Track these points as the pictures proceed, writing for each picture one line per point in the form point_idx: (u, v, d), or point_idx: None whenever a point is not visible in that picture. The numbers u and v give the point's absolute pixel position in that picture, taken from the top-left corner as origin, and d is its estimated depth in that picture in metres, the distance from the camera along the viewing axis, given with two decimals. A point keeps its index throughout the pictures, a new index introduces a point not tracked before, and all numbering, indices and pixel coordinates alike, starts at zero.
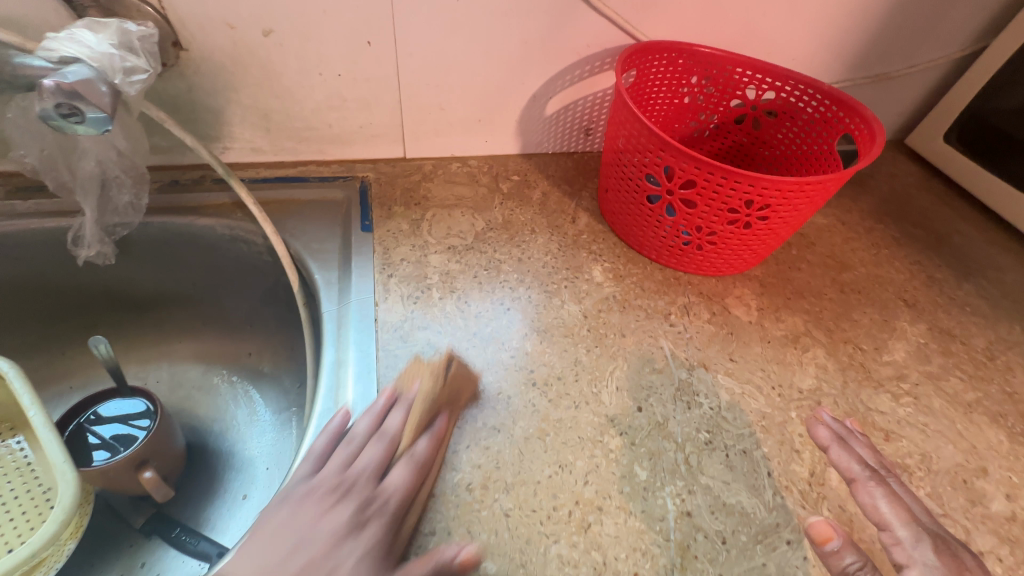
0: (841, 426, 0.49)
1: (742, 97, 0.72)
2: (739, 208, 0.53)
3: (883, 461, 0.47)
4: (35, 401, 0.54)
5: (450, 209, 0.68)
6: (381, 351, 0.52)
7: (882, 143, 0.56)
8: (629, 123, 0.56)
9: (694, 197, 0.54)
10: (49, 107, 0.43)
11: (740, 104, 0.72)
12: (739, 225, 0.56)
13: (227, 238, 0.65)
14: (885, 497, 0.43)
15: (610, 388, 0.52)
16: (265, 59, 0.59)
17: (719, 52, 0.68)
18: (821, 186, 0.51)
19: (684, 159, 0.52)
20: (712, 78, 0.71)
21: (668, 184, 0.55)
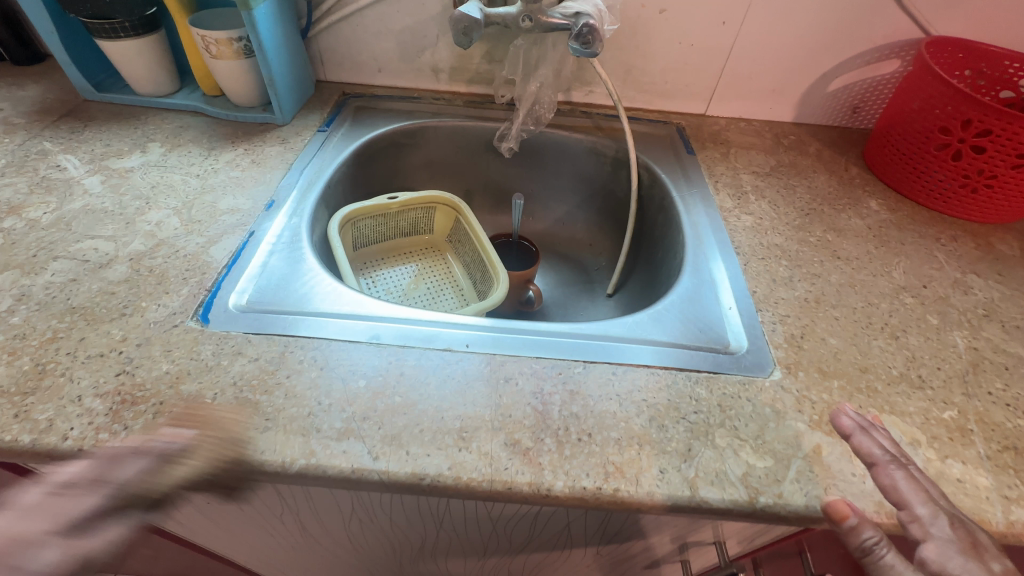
0: (862, 416, 0.49)
1: (1013, 88, 0.85)
2: None
3: (901, 450, 0.48)
4: (478, 223, 0.86)
5: (747, 150, 0.91)
6: (724, 223, 0.75)
7: None
8: (932, 87, 0.75)
9: (985, 143, 0.71)
10: (574, 42, 0.75)
11: (1011, 95, 0.86)
12: (1022, 169, 0.71)
13: (586, 150, 0.94)
14: (905, 478, 0.44)
15: (899, 271, 0.70)
16: (650, 29, 0.87)
17: (1000, 50, 0.83)
18: None
19: (985, 112, 0.69)
20: (988, 71, 0.86)
21: (962, 133, 0.72)
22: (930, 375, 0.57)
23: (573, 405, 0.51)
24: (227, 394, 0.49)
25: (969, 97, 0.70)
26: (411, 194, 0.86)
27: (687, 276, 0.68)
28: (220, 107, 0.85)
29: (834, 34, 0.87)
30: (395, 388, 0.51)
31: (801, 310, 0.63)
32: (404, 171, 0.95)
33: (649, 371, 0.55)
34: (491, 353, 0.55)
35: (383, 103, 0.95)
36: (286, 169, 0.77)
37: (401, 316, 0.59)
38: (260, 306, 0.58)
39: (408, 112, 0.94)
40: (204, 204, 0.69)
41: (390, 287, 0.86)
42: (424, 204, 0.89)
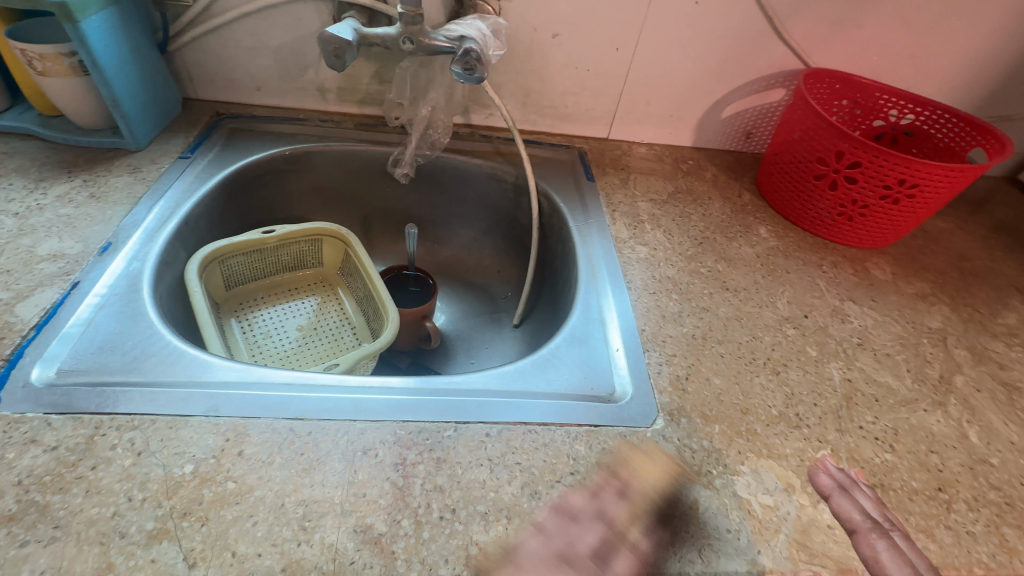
0: (845, 475, 0.52)
1: (884, 118, 0.90)
2: (894, 185, 0.72)
3: (888, 514, 0.49)
4: (370, 260, 0.80)
5: (647, 176, 0.91)
6: (618, 255, 0.74)
7: (1009, 153, 0.74)
8: (809, 119, 0.77)
9: (857, 175, 0.74)
10: (458, 67, 0.70)
11: (882, 124, 0.91)
12: (889, 200, 0.74)
13: (486, 175, 0.90)
14: (886, 548, 0.46)
15: (783, 301, 0.71)
16: (546, 53, 0.85)
17: (868, 82, 0.88)
18: (962, 174, 0.69)
19: (855, 146, 0.72)
20: (860, 102, 0.90)
21: (837, 165, 0.75)
22: (807, 412, 0.57)
23: (436, 476, 0.46)
24: (6, 498, 0.40)
25: (840, 130, 0.72)
26: (292, 227, 0.79)
27: (577, 314, 0.65)
28: (58, 130, 0.73)
29: (724, 62, 0.88)
30: (228, 473, 0.44)
31: (688, 348, 0.62)
32: (288, 198, 0.87)
33: (526, 429, 0.51)
34: (351, 420, 0.49)
35: (263, 125, 0.87)
36: (132, 204, 0.67)
37: (250, 379, 0.52)
38: (71, 377, 0.49)
39: (291, 135, 0.86)
40: (19, 249, 0.59)
41: (271, 329, 0.78)
42: (310, 236, 0.81)
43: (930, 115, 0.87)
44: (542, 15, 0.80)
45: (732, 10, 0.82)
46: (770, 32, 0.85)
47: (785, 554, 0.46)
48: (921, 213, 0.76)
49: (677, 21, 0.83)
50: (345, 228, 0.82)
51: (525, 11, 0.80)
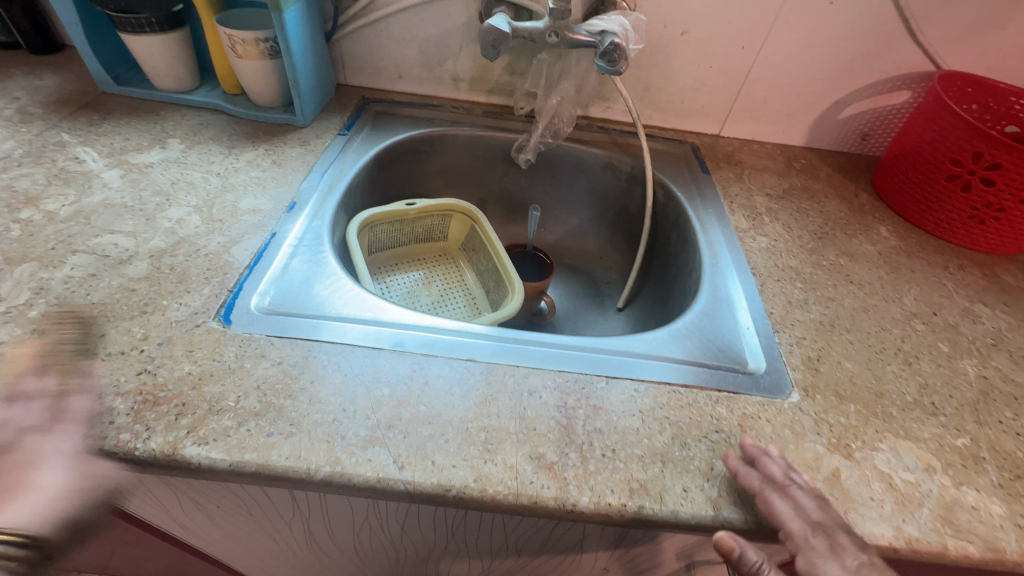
0: (753, 444, 0.49)
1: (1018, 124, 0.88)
2: None
3: (795, 474, 0.47)
4: (496, 235, 0.86)
5: (760, 172, 0.92)
6: (739, 243, 0.76)
7: None
8: (944, 121, 0.77)
9: (995, 177, 0.73)
10: (601, 59, 0.76)
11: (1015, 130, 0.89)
12: None
13: (602, 164, 0.95)
14: (781, 502, 0.44)
15: (909, 298, 0.71)
16: (672, 50, 0.89)
17: (1006, 86, 0.86)
18: None
19: (996, 147, 0.71)
20: (993, 105, 0.89)
21: (972, 167, 0.74)
22: (943, 402, 0.58)
23: (595, 420, 0.51)
24: (250, 398, 0.48)
25: (980, 130, 0.72)
26: (429, 202, 0.87)
27: (704, 294, 0.68)
28: (241, 106, 0.84)
29: (850, 62, 0.89)
30: (419, 397, 0.50)
31: (817, 333, 0.64)
32: (420, 177, 0.95)
33: (670, 389, 0.55)
34: (514, 366, 0.55)
35: (403, 110, 0.95)
36: (307, 171, 0.76)
37: (423, 324, 0.59)
38: (281, 309, 0.58)
39: (427, 119, 0.94)
40: (225, 203, 0.69)
41: (404, 293, 0.86)
42: (441, 211, 0.89)
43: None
44: (673, 13, 0.84)
45: (866, 10, 0.83)
46: (904, 33, 0.85)
47: (931, 526, 0.47)
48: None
49: (807, 20, 0.84)
50: (472, 205, 0.89)
51: (658, 10, 0.84)
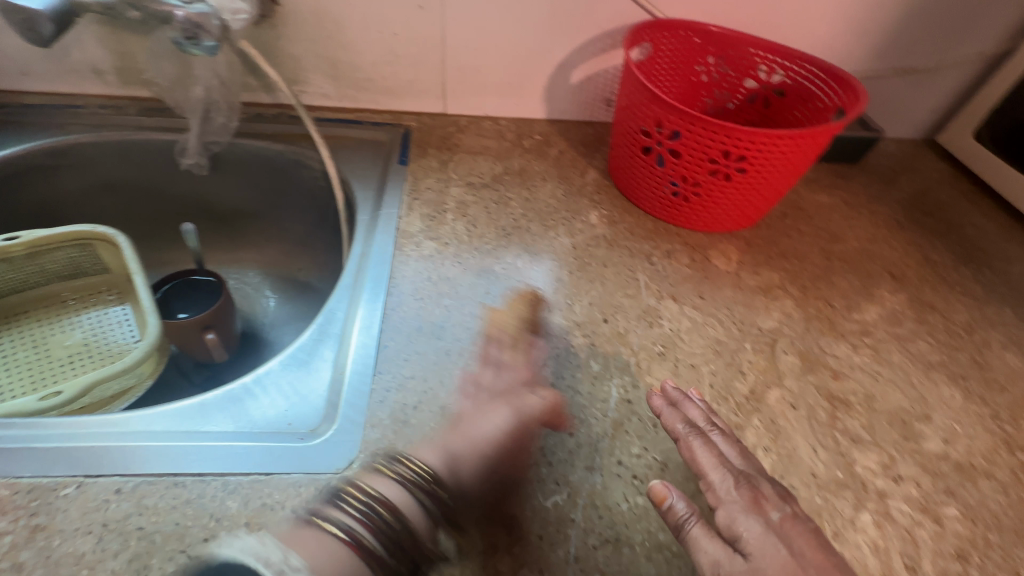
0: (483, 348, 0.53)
1: (754, 76, 0.78)
2: (718, 158, 0.60)
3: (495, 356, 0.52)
4: (139, 266, 0.70)
5: (475, 155, 0.78)
6: (399, 251, 0.62)
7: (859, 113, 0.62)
8: (631, 81, 0.65)
9: (679, 148, 0.61)
10: (179, 34, 0.58)
11: (753, 85, 0.78)
12: (720, 176, 0.62)
13: (291, 162, 0.79)
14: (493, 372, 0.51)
15: (581, 302, 0.60)
16: (339, 16, 0.72)
17: (731, 33, 0.75)
18: (794, 142, 0.57)
19: (670, 111, 0.59)
20: (726, 56, 0.77)
21: (658, 136, 0.63)
22: (556, 446, 0.47)
23: (18, 552, 0.37)
24: None
25: (656, 92, 0.60)
26: (41, 232, 0.68)
27: (313, 330, 0.54)
28: None
29: (556, 16, 0.75)
30: None
31: (435, 368, 0.52)
32: (65, 198, 0.77)
33: (173, 483, 0.42)
34: None
35: (30, 114, 0.76)
36: None
37: None
38: None
39: (59, 125, 0.75)
40: None
41: (29, 348, 0.69)
42: (70, 241, 0.70)
43: (801, 73, 0.74)
44: None
45: None
46: None
47: None
48: (763, 191, 0.64)
49: None
50: (114, 228, 0.71)
51: None
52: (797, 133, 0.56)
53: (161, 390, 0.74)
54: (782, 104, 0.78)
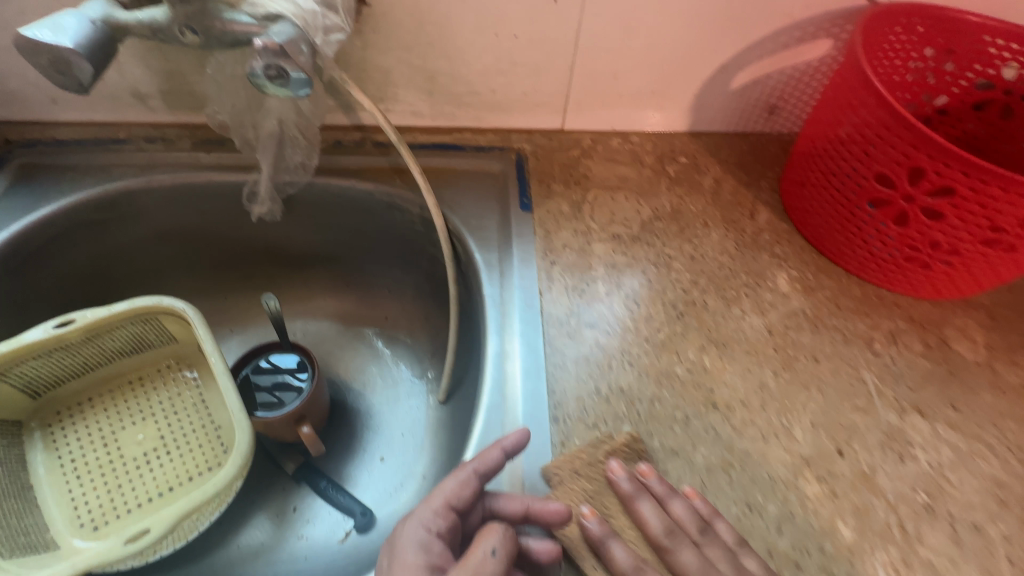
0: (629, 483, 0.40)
1: (992, 76, 0.57)
2: (1008, 227, 0.43)
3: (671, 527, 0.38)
4: (215, 348, 0.57)
5: (612, 191, 0.62)
6: (550, 348, 0.48)
7: None
8: (867, 109, 0.47)
9: (943, 208, 0.44)
10: (258, 67, 0.41)
11: (987, 87, 0.58)
12: (996, 247, 0.45)
13: (384, 205, 0.64)
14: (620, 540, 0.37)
15: (801, 423, 0.45)
16: (443, 16, 0.55)
17: (973, 20, 0.54)
18: None
19: (946, 161, 0.42)
20: (954, 49, 0.57)
21: (908, 189, 0.46)
22: None
23: None
24: None
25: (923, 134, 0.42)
26: (101, 312, 0.56)
27: None
28: None
29: (730, 4, 0.55)
30: None
31: (636, 542, 0.39)
32: (117, 254, 0.64)
33: None
34: None
35: (66, 154, 0.62)
36: None
37: None
38: None
39: (105, 168, 0.62)
40: None
41: (100, 447, 0.59)
42: (133, 317, 0.58)
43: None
44: None
45: None
46: None
47: None
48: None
49: None
50: (180, 299, 0.58)
51: None
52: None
53: (252, 483, 0.63)
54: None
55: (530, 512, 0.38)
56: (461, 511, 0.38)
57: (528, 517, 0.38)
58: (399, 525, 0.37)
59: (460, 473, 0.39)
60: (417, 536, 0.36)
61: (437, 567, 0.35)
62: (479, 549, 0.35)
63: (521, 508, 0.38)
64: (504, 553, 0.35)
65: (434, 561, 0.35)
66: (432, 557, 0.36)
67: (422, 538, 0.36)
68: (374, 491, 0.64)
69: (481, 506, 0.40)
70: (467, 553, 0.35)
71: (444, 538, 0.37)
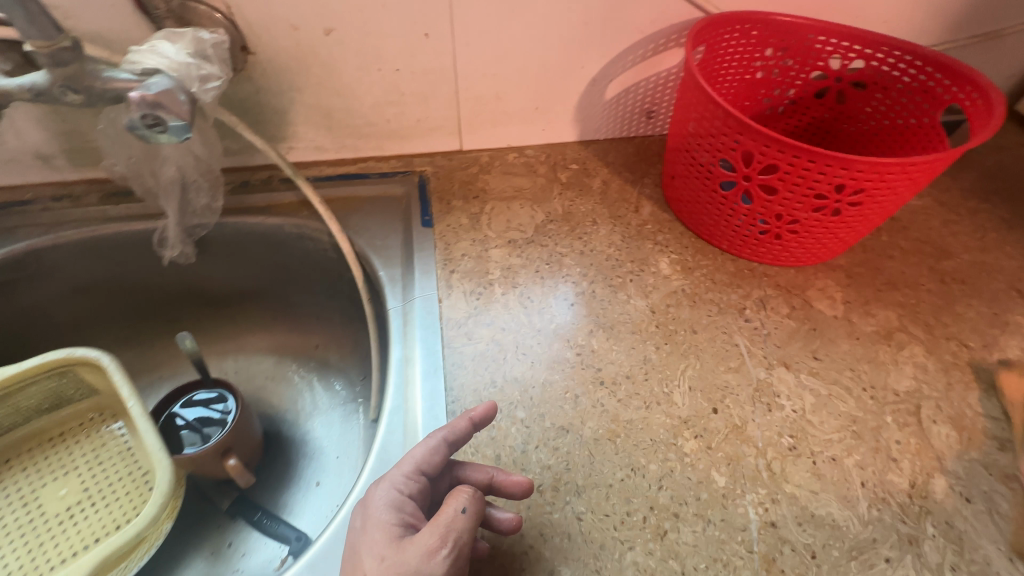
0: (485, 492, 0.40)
1: (823, 67, 0.65)
2: (828, 193, 0.49)
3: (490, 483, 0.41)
4: (133, 392, 0.58)
5: (508, 202, 0.66)
6: (448, 349, 0.52)
7: (1002, 115, 0.49)
8: (702, 106, 0.53)
9: (774, 183, 0.50)
10: (137, 119, 0.44)
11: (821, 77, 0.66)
12: (825, 212, 0.51)
13: (295, 236, 0.67)
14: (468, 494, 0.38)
15: (680, 388, 0.49)
16: (327, 58, 0.59)
17: (800, 20, 0.62)
18: (926, 167, 0.46)
19: (766, 143, 0.48)
20: (791, 45, 0.65)
21: (746, 170, 0.52)
22: None
23: None
24: None
25: (748, 125, 0.48)
26: (10, 370, 0.56)
27: (368, 479, 0.45)
28: None
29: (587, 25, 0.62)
30: None
31: (529, 514, 0.41)
32: (31, 312, 0.64)
33: None
34: None
35: None
36: None
37: None
38: None
39: (12, 230, 0.63)
40: None
41: (19, 508, 0.58)
42: (47, 372, 0.58)
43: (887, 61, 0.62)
44: (296, 5, 0.55)
45: None
46: None
47: None
48: (879, 220, 0.53)
49: None
50: (94, 348, 0.59)
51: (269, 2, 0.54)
52: (936, 157, 0.45)
53: (183, 524, 0.63)
54: (858, 96, 0.66)
55: (495, 481, 0.41)
56: (426, 485, 0.40)
57: (491, 486, 0.41)
58: (370, 500, 0.39)
59: (422, 444, 0.41)
60: (385, 504, 0.38)
61: (410, 524, 0.38)
62: (450, 508, 0.37)
63: (486, 477, 0.41)
64: (473, 508, 0.37)
65: (408, 518, 0.38)
66: (406, 516, 0.38)
67: (393, 498, 0.38)
68: (311, 516, 0.64)
69: (448, 475, 0.42)
70: (437, 513, 0.37)
71: (416, 498, 0.39)
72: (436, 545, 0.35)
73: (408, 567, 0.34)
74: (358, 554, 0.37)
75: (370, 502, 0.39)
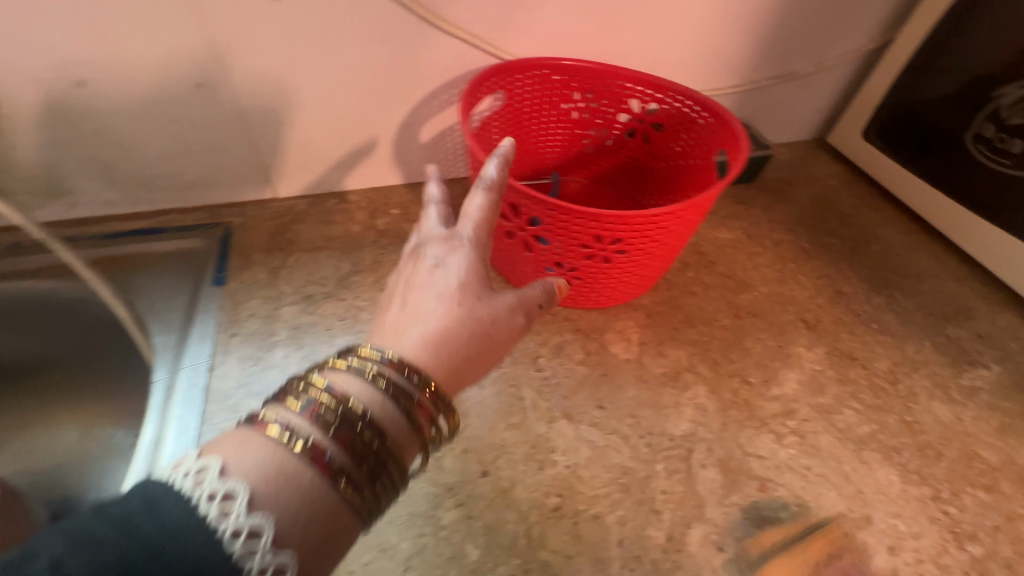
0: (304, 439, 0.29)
1: (626, 110, 0.67)
2: (592, 243, 0.49)
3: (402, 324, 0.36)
4: None
5: (316, 252, 0.63)
6: (206, 426, 0.48)
7: (745, 160, 0.52)
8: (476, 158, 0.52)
9: (544, 234, 0.50)
10: None
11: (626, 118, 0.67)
12: (597, 260, 0.51)
13: (76, 299, 0.61)
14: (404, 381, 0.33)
15: (452, 451, 0.47)
16: (87, 111, 0.55)
17: (596, 65, 0.63)
18: (675, 216, 0.47)
19: (524, 197, 0.47)
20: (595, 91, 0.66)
21: (518, 221, 0.51)
22: None
23: None
24: None
25: None
26: None
27: None
28: None
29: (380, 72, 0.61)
30: None
31: None
32: None
33: None
34: None
35: None
36: None
37: None
38: None
39: None
40: None
41: None
42: None
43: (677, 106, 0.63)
44: (31, 57, 0.50)
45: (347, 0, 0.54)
46: (423, 24, 0.58)
47: None
48: (654, 261, 0.53)
49: (269, 30, 0.54)
50: None
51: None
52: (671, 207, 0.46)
53: None
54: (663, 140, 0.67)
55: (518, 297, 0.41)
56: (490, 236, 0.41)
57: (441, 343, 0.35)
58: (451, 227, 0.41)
59: (491, 163, 0.41)
60: (451, 249, 0.39)
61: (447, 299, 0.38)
62: (502, 298, 0.38)
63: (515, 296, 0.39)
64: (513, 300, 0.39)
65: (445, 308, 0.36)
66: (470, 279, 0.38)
67: (470, 288, 0.38)
68: None
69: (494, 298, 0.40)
70: (489, 305, 0.37)
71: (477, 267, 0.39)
72: (483, 323, 0.37)
73: (498, 315, 0.37)
74: (412, 281, 0.39)
75: (440, 236, 0.41)
